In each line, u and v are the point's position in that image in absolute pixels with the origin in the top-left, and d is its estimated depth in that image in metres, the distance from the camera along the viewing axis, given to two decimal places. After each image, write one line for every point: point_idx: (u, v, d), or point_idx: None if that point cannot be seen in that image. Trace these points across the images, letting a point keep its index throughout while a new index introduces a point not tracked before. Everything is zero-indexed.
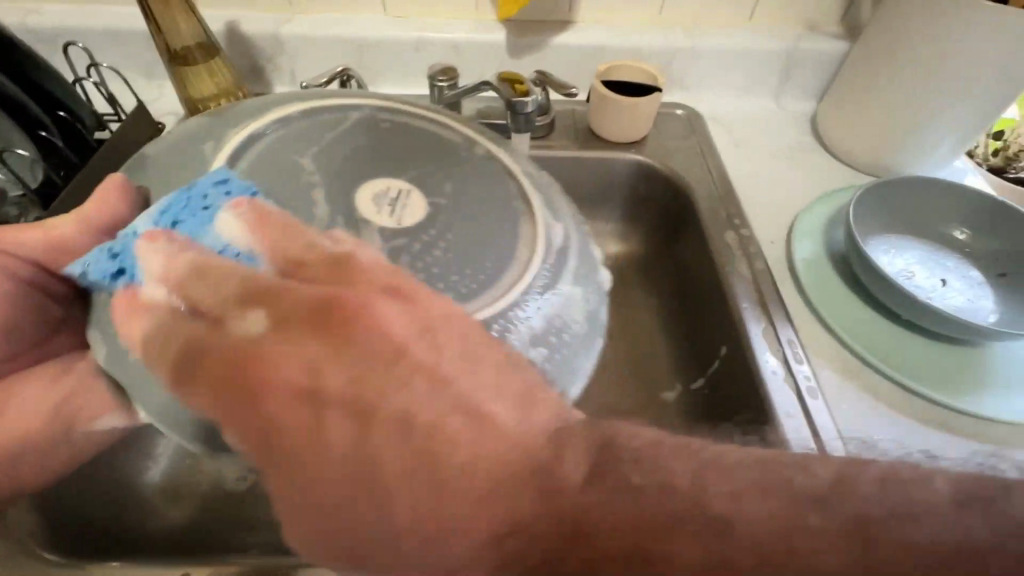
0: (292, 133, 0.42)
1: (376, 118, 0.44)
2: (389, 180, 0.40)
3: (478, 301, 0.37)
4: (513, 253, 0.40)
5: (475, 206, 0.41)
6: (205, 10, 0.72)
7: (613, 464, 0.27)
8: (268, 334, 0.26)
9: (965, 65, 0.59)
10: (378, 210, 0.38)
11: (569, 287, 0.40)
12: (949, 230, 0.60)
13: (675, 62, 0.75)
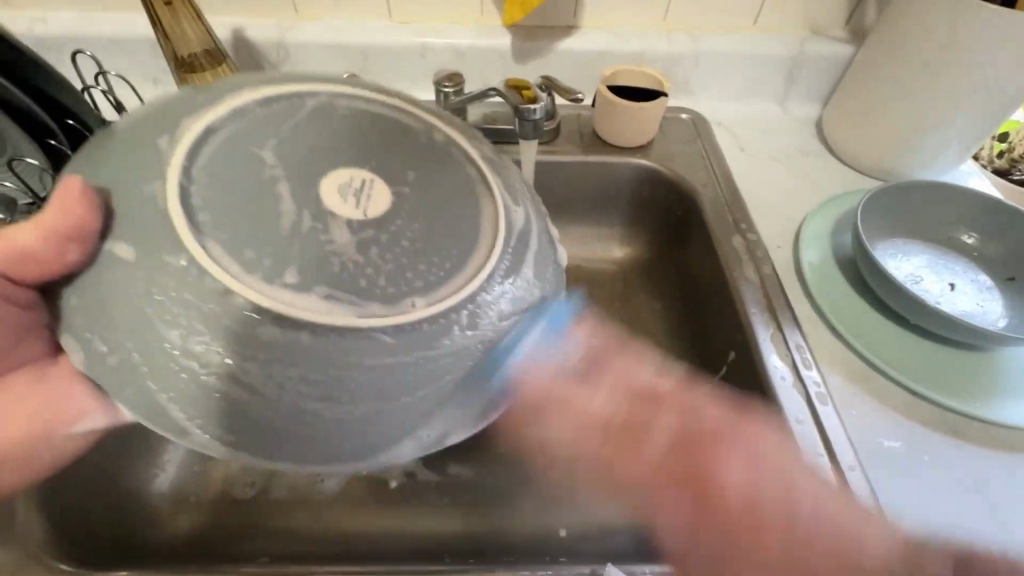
0: (247, 122, 0.36)
1: (329, 101, 0.38)
2: (354, 168, 0.35)
3: (441, 301, 0.33)
4: (479, 239, 0.36)
5: (444, 197, 0.36)
6: (211, 18, 0.72)
7: None
8: None
9: (968, 70, 0.59)
10: (344, 202, 0.33)
11: (533, 270, 0.38)
12: (958, 234, 0.60)
13: (680, 66, 0.75)
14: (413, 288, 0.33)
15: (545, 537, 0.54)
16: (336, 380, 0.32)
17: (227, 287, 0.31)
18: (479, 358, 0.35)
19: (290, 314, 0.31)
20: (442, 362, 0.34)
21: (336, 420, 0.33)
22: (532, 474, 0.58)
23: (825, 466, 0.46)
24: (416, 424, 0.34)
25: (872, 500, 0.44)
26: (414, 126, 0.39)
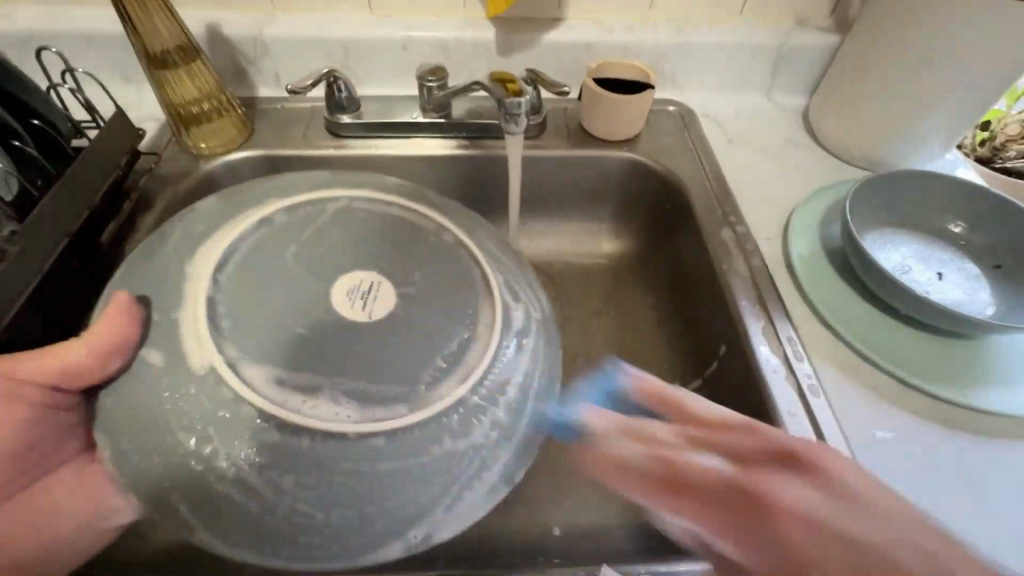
0: (269, 233, 0.44)
1: (351, 208, 0.47)
2: (356, 275, 0.43)
3: (433, 402, 0.38)
4: (471, 333, 0.41)
5: (440, 305, 0.42)
6: (184, 13, 0.70)
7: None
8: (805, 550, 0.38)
9: (954, 61, 0.59)
10: (352, 306, 0.41)
11: (525, 369, 0.42)
12: (944, 223, 0.60)
13: (666, 59, 0.75)
14: (399, 394, 0.38)
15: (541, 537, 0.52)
16: (335, 483, 0.35)
17: (236, 394, 0.36)
18: (461, 460, 0.38)
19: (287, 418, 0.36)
20: (433, 467, 0.37)
21: (336, 513, 0.36)
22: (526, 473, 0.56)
23: None
24: (411, 525, 0.37)
25: None
26: (435, 226, 0.47)
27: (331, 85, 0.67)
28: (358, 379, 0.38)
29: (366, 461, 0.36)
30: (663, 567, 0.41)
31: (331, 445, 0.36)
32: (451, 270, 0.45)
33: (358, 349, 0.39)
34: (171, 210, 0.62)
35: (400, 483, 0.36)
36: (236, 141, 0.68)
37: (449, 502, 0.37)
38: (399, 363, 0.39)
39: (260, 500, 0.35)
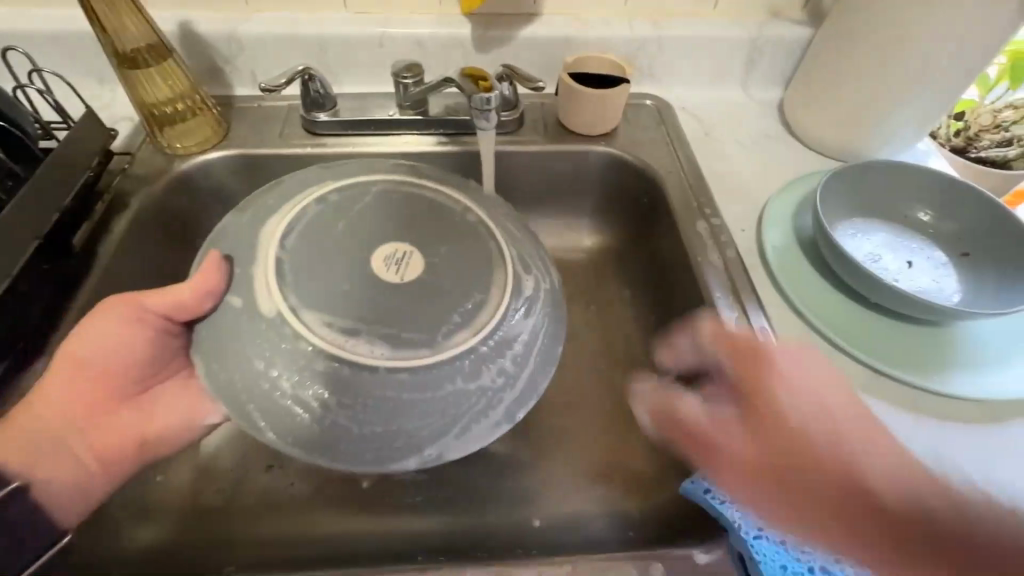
0: (325, 208, 0.47)
1: (393, 190, 0.50)
2: (393, 243, 0.46)
3: (448, 349, 0.41)
4: (486, 294, 0.44)
5: (461, 267, 0.46)
6: (155, 12, 0.69)
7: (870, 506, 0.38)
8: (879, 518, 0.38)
9: (920, 54, 0.60)
10: (388, 270, 0.44)
11: (536, 323, 0.45)
12: (913, 212, 0.61)
13: (643, 53, 0.75)
14: (419, 341, 0.41)
15: (522, 528, 0.53)
16: (363, 406, 0.40)
17: (297, 332, 0.40)
18: (474, 401, 0.41)
19: (331, 352, 0.40)
20: (447, 399, 0.41)
21: (366, 433, 0.39)
22: (508, 466, 0.57)
23: None
24: (425, 445, 0.40)
25: None
26: (461, 204, 0.50)
27: (305, 82, 0.66)
28: (398, 333, 0.41)
29: (392, 390, 0.40)
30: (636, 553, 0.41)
31: (363, 381, 0.40)
32: (478, 242, 0.47)
33: (398, 312, 0.42)
34: (143, 213, 0.61)
35: (417, 409, 0.40)
36: (212, 139, 0.67)
37: (460, 429, 0.40)
38: (435, 321, 0.42)
39: (299, 412, 0.40)
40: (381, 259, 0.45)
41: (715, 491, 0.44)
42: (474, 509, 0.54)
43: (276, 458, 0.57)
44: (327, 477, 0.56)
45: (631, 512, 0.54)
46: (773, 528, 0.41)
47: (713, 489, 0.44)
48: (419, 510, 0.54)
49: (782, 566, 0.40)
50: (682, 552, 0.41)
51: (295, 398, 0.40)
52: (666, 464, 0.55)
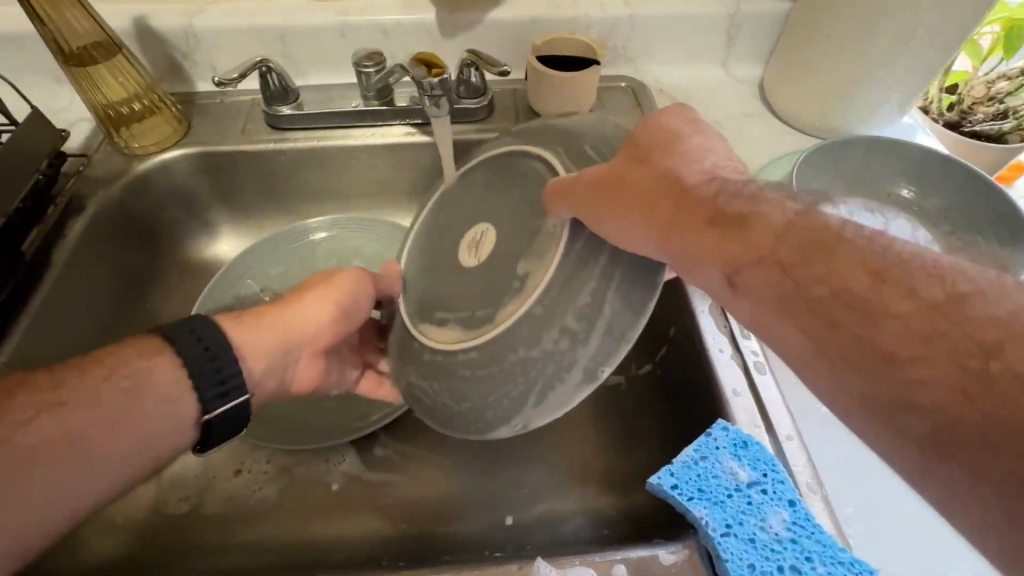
0: (429, 218, 0.51)
1: (465, 179, 0.49)
2: (476, 224, 0.45)
3: (511, 315, 0.38)
4: (540, 252, 0.38)
5: (518, 228, 0.41)
6: (105, 7, 0.66)
7: (881, 357, 0.26)
8: (885, 361, 0.26)
9: (899, 24, 0.57)
10: (470, 251, 0.43)
11: (596, 269, 0.36)
12: (897, 189, 0.59)
13: (617, 33, 0.72)
14: (483, 319, 0.39)
15: (495, 528, 0.52)
16: (447, 385, 0.40)
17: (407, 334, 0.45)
18: (549, 368, 0.36)
19: (424, 345, 0.42)
20: (516, 368, 0.37)
21: (464, 405, 0.39)
22: (482, 464, 0.56)
23: (762, 438, 0.43)
24: (510, 415, 0.38)
25: (809, 469, 0.41)
26: (518, 156, 0.45)
27: (264, 74, 0.64)
28: (473, 314, 0.40)
29: (466, 369, 0.39)
30: (599, 555, 0.38)
31: (443, 364, 0.41)
32: (535, 187, 0.42)
33: (474, 293, 0.41)
34: (100, 217, 0.60)
35: (481, 385, 0.38)
36: (172, 138, 0.65)
37: (538, 395, 0.37)
38: (499, 292, 0.39)
39: (417, 397, 0.43)
40: (466, 242, 0.44)
41: (685, 486, 0.40)
42: (446, 510, 0.53)
43: (244, 463, 0.56)
44: (296, 481, 0.55)
45: (606, 509, 0.52)
46: (744, 525, 0.37)
47: (683, 483, 0.40)
48: (389, 510, 0.53)
49: (750, 565, 0.36)
50: (647, 553, 0.37)
51: (415, 391, 0.43)
52: (642, 458, 0.54)
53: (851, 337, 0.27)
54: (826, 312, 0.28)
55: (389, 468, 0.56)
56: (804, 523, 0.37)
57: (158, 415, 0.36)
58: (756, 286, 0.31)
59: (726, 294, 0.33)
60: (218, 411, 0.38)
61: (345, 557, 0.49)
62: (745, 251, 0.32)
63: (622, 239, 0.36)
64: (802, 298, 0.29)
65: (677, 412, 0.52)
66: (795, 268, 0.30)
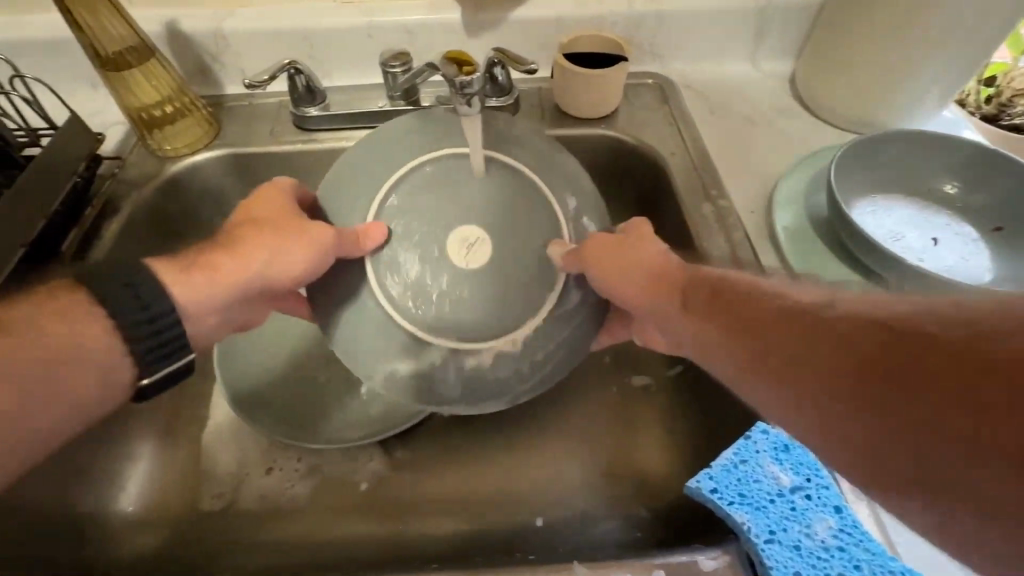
0: (412, 185, 0.46)
1: (462, 163, 0.46)
2: (467, 227, 0.45)
3: (501, 339, 0.43)
4: (533, 296, 0.44)
5: (516, 265, 0.44)
6: (138, 12, 0.67)
7: (850, 356, 0.30)
8: (851, 361, 0.29)
9: (942, 16, 0.55)
10: (459, 255, 0.44)
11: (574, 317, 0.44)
12: (939, 185, 0.57)
13: (644, 29, 0.71)
14: (468, 330, 0.43)
15: (525, 528, 0.51)
16: (416, 374, 0.43)
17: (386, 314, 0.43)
18: (507, 386, 0.43)
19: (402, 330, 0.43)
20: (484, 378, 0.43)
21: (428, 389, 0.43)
22: (510, 463, 0.55)
23: None
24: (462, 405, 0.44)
25: None
26: (513, 171, 0.47)
27: (292, 76, 0.64)
28: (462, 322, 0.44)
29: (440, 365, 0.43)
30: (637, 560, 0.37)
31: (421, 354, 0.43)
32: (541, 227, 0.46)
33: (469, 307, 0.44)
34: (134, 218, 0.61)
35: (449, 381, 0.43)
36: (203, 140, 0.66)
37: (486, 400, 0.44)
38: (488, 320, 0.44)
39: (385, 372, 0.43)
40: (455, 244, 0.44)
41: (725, 490, 0.39)
42: (476, 510, 0.53)
43: (276, 461, 0.56)
44: (326, 479, 0.55)
45: (638, 512, 0.51)
46: (788, 532, 0.36)
47: (722, 487, 0.39)
48: (419, 510, 0.53)
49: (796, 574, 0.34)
50: (687, 559, 0.37)
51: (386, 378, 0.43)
52: (673, 460, 0.53)
53: (813, 345, 0.31)
54: (785, 327, 0.33)
55: (418, 468, 0.55)
56: (851, 530, 0.36)
57: (93, 380, 0.36)
58: (703, 306, 0.38)
59: (680, 313, 0.40)
60: (155, 376, 0.39)
61: (378, 556, 0.50)
62: (694, 282, 0.40)
63: (612, 283, 0.42)
64: (737, 317, 0.36)
65: (709, 414, 0.51)
66: (753, 299, 0.37)
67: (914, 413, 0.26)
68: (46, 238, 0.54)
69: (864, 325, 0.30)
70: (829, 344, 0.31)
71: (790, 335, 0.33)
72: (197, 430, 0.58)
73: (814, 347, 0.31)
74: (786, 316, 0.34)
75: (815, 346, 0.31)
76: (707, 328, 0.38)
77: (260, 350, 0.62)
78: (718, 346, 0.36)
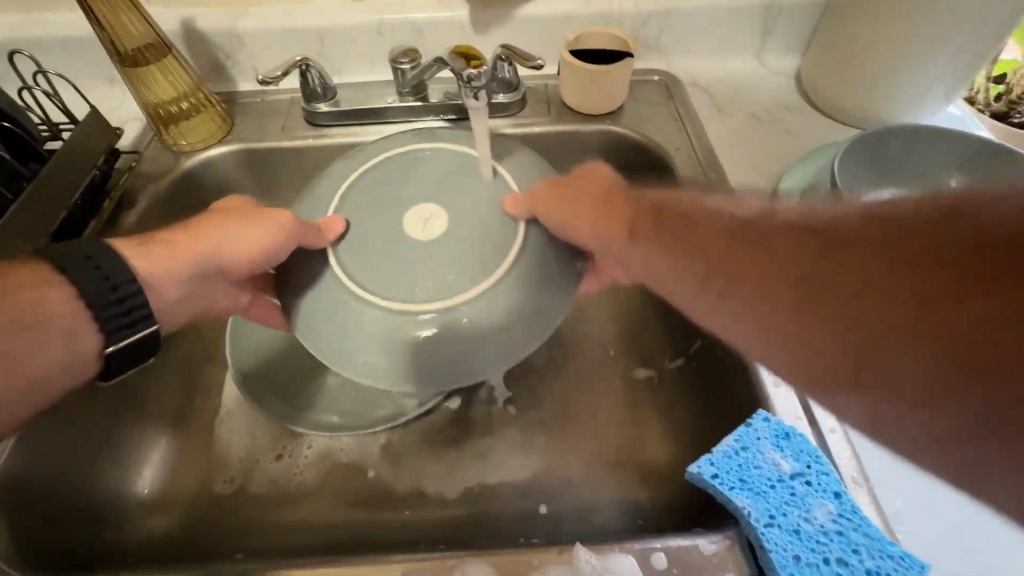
0: (372, 176, 0.48)
1: (422, 154, 0.49)
2: (426, 205, 0.45)
3: (469, 293, 0.41)
4: (497, 249, 0.42)
5: (474, 225, 0.43)
6: (156, 12, 0.69)
7: (796, 269, 0.34)
8: (801, 273, 0.33)
9: (945, 13, 0.56)
10: (418, 229, 0.44)
11: (538, 269, 0.42)
12: (942, 179, 0.57)
13: (650, 25, 0.72)
14: (431, 293, 0.41)
15: (528, 514, 0.52)
16: (391, 347, 0.40)
17: (345, 284, 0.42)
18: (484, 345, 0.40)
19: (363, 298, 0.41)
20: (461, 337, 0.40)
21: (404, 364, 0.40)
22: (513, 452, 0.56)
23: (805, 432, 0.42)
24: (443, 373, 0.40)
25: (853, 463, 0.40)
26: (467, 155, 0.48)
27: (304, 72, 0.66)
28: (425, 283, 0.41)
29: (415, 333, 0.40)
30: (638, 544, 0.38)
31: (390, 325, 0.40)
32: (494, 189, 0.46)
33: (425, 271, 0.42)
34: (150, 211, 0.62)
35: (427, 349, 0.40)
36: (217, 135, 0.68)
37: (468, 364, 0.40)
38: (453, 278, 0.41)
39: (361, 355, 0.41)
40: (411, 221, 0.44)
41: (725, 475, 0.39)
42: (481, 496, 0.54)
43: (285, 448, 0.57)
44: (334, 466, 0.56)
45: (641, 501, 0.52)
46: (787, 516, 0.37)
47: (723, 473, 0.39)
48: (424, 497, 0.54)
49: (795, 557, 0.35)
50: (687, 542, 0.37)
51: (352, 356, 0.41)
52: (676, 450, 0.54)
53: (765, 267, 0.35)
54: (739, 256, 0.37)
55: (425, 457, 0.56)
56: (850, 516, 0.37)
57: (60, 346, 0.39)
58: (652, 238, 0.43)
59: (648, 260, 0.43)
60: (120, 344, 0.41)
61: (383, 541, 0.51)
62: (655, 226, 0.44)
63: (566, 223, 0.43)
64: (689, 244, 0.41)
65: (712, 404, 0.52)
66: (709, 237, 0.40)
67: (866, 297, 0.30)
68: (66, 228, 0.56)
69: (803, 237, 0.35)
70: (777, 265, 0.35)
71: (750, 266, 0.36)
72: (210, 417, 0.59)
73: (763, 269, 0.35)
74: (742, 247, 0.38)
75: (769, 269, 0.35)
76: (678, 270, 0.41)
77: (266, 338, 0.62)
78: (681, 279, 0.41)
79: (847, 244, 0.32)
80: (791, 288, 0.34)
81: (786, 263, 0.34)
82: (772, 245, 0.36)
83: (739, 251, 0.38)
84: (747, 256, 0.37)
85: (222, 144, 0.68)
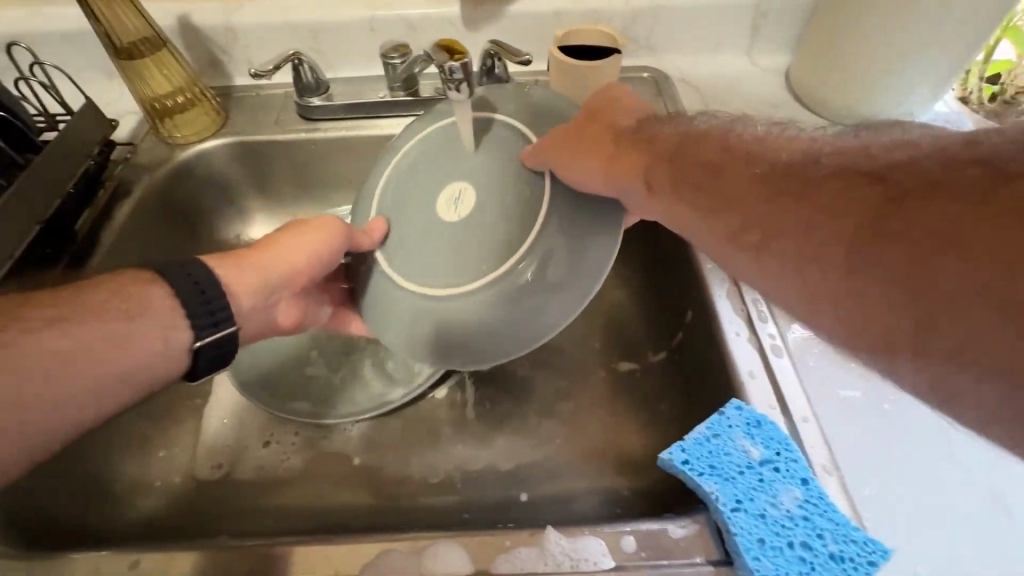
0: (401, 173, 0.51)
1: (441, 131, 0.51)
2: (452, 186, 0.47)
3: (498, 271, 0.42)
4: (521, 223, 0.43)
5: (497, 199, 0.45)
6: (154, 6, 0.70)
7: (846, 218, 0.29)
8: (851, 220, 0.29)
9: (927, 12, 0.56)
10: (449, 211, 0.46)
11: (562, 241, 0.41)
12: None
13: (639, 23, 0.73)
14: (466, 274, 0.43)
15: (510, 503, 0.53)
16: (434, 328, 0.43)
17: (393, 277, 0.47)
18: (516, 321, 0.41)
19: (409, 286, 0.45)
20: (492, 311, 0.41)
21: (447, 341, 0.43)
22: (497, 441, 0.57)
23: (777, 421, 0.42)
24: (481, 346, 0.42)
25: (825, 451, 0.41)
26: (482, 122, 0.49)
27: (297, 67, 0.67)
28: (459, 264, 0.44)
29: (455, 314, 0.43)
30: (608, 527, 0.38)
31: (432, 309, 0.44)
32: (510, 157, 0.46)
33: (458, 253, 0.45)
34: (144, 202, 0.64)
35: (466, 326, 0.42)
36: (211, 128, 0.69)
37: (501, 338, 0.41)
38: (485, 257, 0.43)
39: (411, 335, 0.44)
40: (443, 201, 0.47)
41: (696, 462, 0.40)
42: (464, 483, 0.54)
43: (273, 435, 0.58)
44: (322, 452, 0.57)
45: (621, 490, 0.52)
46: (754, 501, 0.37)
47: (694, 459, 0.40)
48: (408, 484, 0.55)
49: (760, 540, 0.36)
50: (656, 527, 0.38)
51: (404, 338, 0.45)
52: (656, 441, 0.54)
53: (807, 215, 0.31)
54: (775, 205, 0.33)
55: (410, 444, 0.57)
56: (816, 501, 0.37)
57: (156, 339, 0.39)
58: (668, 191, 0.39)
59: (667, 217, 0.40)
60: (207, 339, 0.41)
61: (365, 526, 0.52)
62: (669, 172, 0.40)
63: (582, 179, 0.42)
64: (714, 195, 0.37)
65: (692, 396, 0.52)
66: (738, 183, 0.35)
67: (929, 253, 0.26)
68: (60, 217, 0.57)
69: (856, 181, 0.30)
70: (822, 213, 0.30)
71: (786, 217, 0.32)
72: (200, 404, 0.61)
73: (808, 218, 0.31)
74: (777, 195, 0.33)
75: (812, 219, 0.31)
76: (703, 223, 0.37)
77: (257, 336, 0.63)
78: (704, 232, 0.37)
79: (914, 191, 0.27)
80: (840, 238, 0.29)
81: (834, 211, 0.30)
82: (814, 190, 0.31)
83: (774, 200, 0.33)
84: (784, 203, 0.32)
85: (217, 137, 0.69)
